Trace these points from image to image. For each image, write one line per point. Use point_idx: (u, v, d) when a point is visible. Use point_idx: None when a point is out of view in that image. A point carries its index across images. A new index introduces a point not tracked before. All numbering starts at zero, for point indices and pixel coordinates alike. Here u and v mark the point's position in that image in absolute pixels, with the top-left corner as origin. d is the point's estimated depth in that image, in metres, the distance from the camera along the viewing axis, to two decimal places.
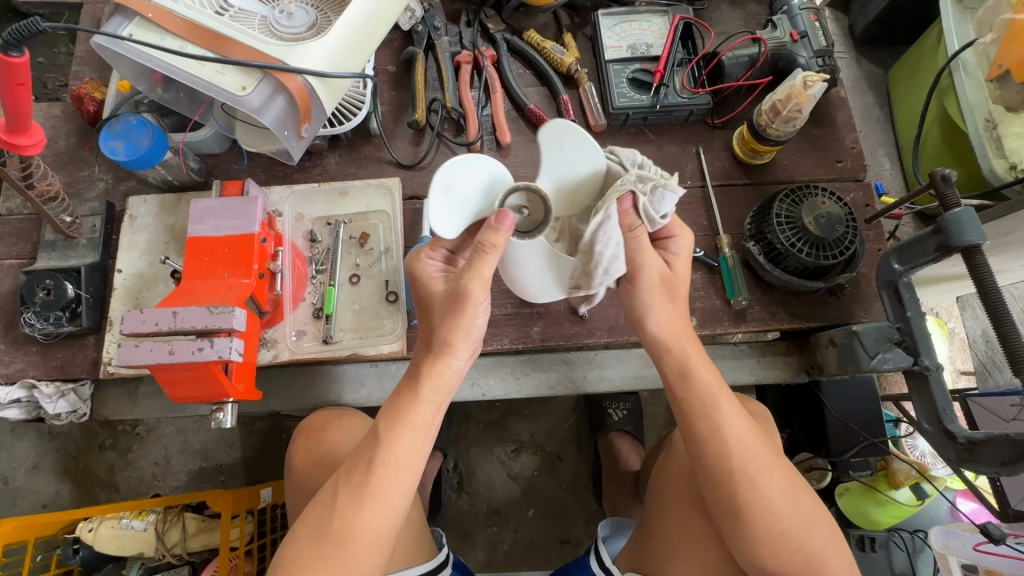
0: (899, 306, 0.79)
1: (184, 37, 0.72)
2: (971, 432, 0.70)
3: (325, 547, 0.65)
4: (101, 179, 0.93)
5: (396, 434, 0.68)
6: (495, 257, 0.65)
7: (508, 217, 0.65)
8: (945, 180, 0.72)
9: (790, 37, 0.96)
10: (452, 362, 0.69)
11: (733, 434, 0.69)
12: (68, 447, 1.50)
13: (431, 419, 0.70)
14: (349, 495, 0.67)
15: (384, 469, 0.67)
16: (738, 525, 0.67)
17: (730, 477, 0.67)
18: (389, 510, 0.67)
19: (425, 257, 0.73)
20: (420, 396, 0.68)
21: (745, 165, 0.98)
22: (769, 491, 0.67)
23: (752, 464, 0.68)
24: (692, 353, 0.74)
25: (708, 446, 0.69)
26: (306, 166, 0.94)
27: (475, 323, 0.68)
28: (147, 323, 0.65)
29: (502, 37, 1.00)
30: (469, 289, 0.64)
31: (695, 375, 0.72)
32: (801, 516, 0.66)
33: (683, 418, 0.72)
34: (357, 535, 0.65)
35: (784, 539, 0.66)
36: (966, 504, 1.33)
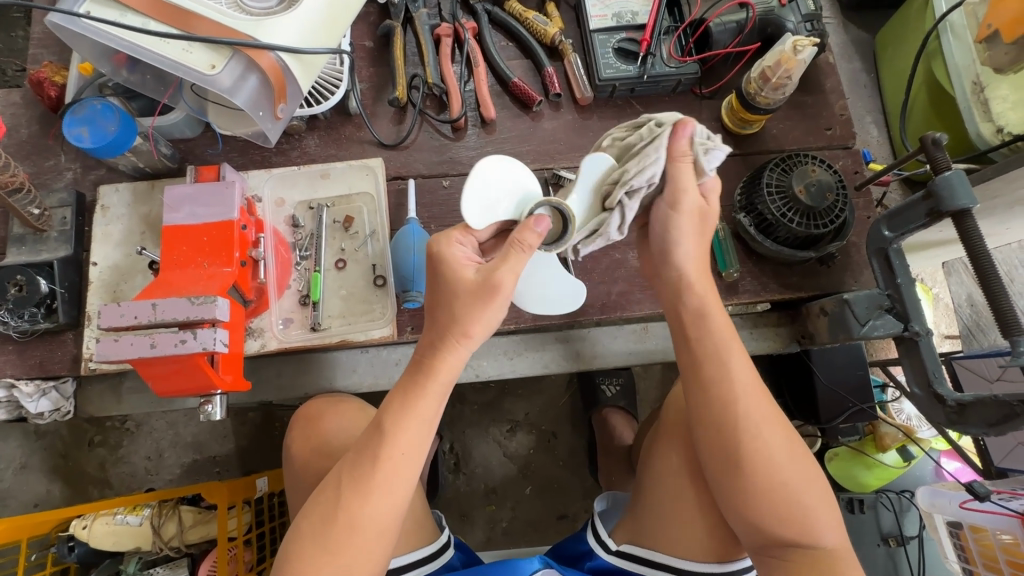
0: (889, 272, 0.79)
1: (148, 14, 0.69)
2: (960, 394, 0.71)
3: (332, 538, 0.64)
4: (68, 169, 0.89)
5: (408, 425, 0.67)
6: (528, 256, 0.67)
7: (547, 222, 0.67)
8: (936, 144, 0.71)
9: (778, 2, 0.94)
10: (461, 349, 0.69)
11: (750, 397, 0.70)
12: (57, 445, 1.48)
13: (437, 412, 0.70)
14: (354, 488, 0.66)
15: (388, 462, 0.66)
16: (740, 478, 0.67)
17: (735, 429, 0.68)
18: (392, 499, 0.67)
19: (455, 242, 0.71)
20: (428, 391, 0.68)
21: (734, 135, 0.97)
22: (772, 444, 0.68)
23: (757, 417, 0.69)
24: (684, 313, 0.75)
25: (716, 398, 0.70)
26: (285, 149, 0.91)
27: (495, 318, 0.69)
28: (126, 316, 0.63)
29: (482, 8, 0.96)
30: (502, 283, 0.66)
31: (710, 322, 0.73)
32: (802, 472, 0.67)
33: (693, 371, 0.73)
34: (364, 525, 0.65)
35: (784, 492, 0.66)
36: (950, 464, 1.36)
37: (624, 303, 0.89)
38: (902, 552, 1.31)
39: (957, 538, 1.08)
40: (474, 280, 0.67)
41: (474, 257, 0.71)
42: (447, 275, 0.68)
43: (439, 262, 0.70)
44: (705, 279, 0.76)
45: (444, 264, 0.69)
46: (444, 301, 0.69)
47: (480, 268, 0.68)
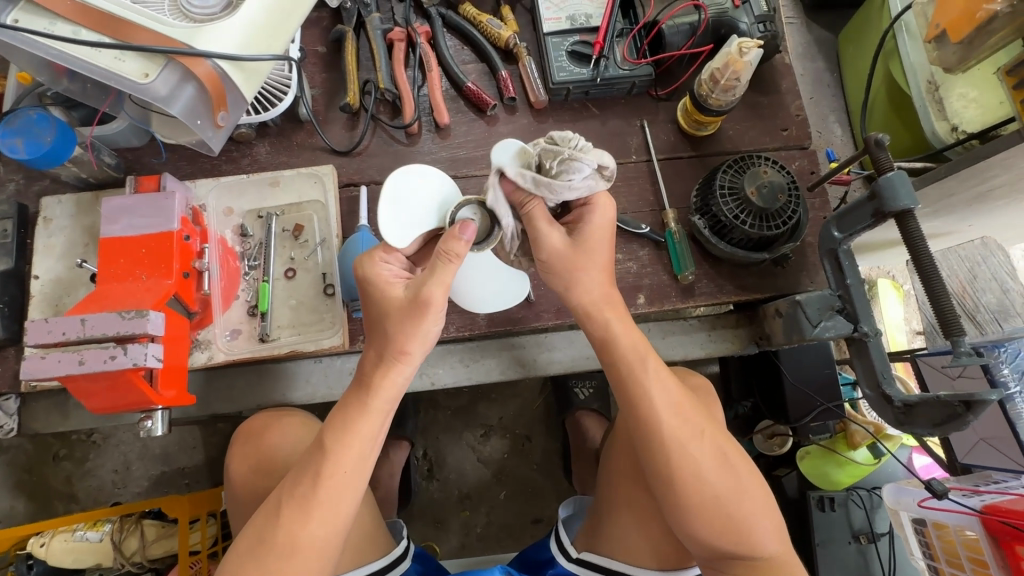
0: (840, 273, 0.79)
1: (78, 22, 0.67)
2: (906, 395, 0.71)
3: (272, 559, 0.63)
4: (10, 180, 0.87)
5: (348, 442, 0.66)
6: (458, 265, 0.66)
7: (472, 227, 0.65)
8: (879, 145, 0.70)
9: (731, 3, 0.94)
10: (404, 369, 0.68)
11: (665, 400, 0.69)
12: (20, 460, 1.45)
13: (379, 428, 0.69)
14: (294, 508, 0.64)
15: (329, 480, 0.65)
16: (673, 496, 0.67)
17: (660, 446, 0.67)
18: (334, 519, 0.65)
19: (379, 260, 0.71)
20: (368, 407, 0.67)
21: (690, 137, 0.97)
22: (699, 459, 0.67)
23: (680, 434, 0.68)
24: (614, 321, 0.73)
25: (639, 415, 0.69)
26: (234, 156, 0.89)
27: (432, 330, 0.68)
28: (53, 333, 0.61)
29: (436, 12, 0.95)
30: (431, 297, 0.65)
31: (618, 344, 0.72)
32: (732, 481, 0.67)
33: (618, 388, 0.72)
34: (307, 544, 0.64)
35: (716, 506, 0.66)
36: (920, 460, 1.36)
37: None
38: (873, 549, 1.31)
39: (922, 535, 1.08)
40: (404, 299, 0.67)
41: (401, 274, 0.71)
42: (376, 297, 0.69)
43: (365, 283, 0.70)
44: (610, 297, 0.74)
45: (372, 287, 0.69)
46: (378, 324, 0.69)
47: (409, 285, 0.68)
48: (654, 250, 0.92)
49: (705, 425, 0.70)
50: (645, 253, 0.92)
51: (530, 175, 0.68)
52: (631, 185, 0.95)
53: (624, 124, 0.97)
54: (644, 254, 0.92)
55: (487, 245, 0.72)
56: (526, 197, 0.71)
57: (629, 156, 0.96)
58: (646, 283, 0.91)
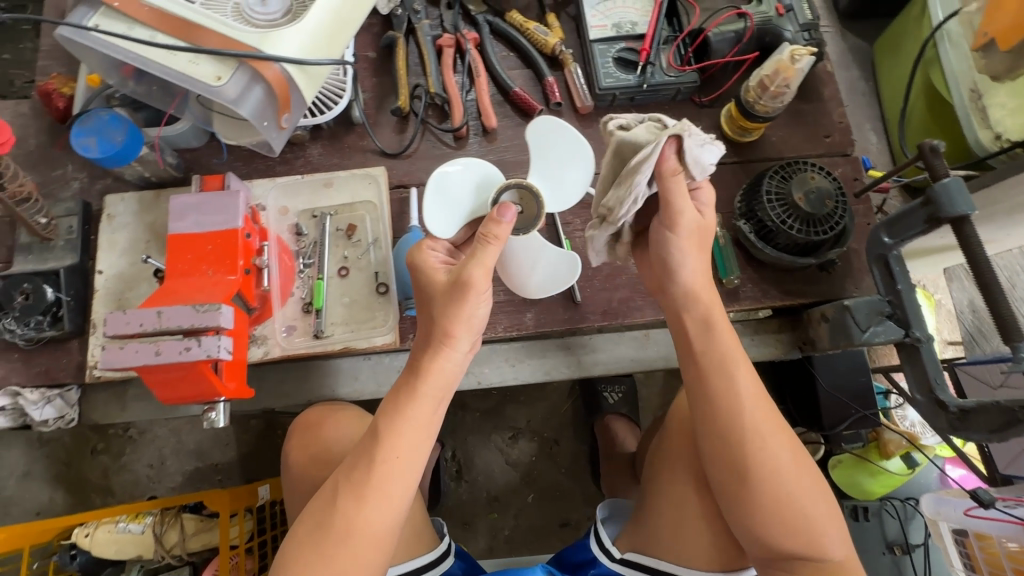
0: (890, 279, 0.80)
1: (155, 27, 0.70)
2: (961, 401, 0.71)
3: (328, 542, 0.64)
4: (75, 178, 0.90)
5: (399, 426, 0.67)
6: (499, 247, 0.67)
7: (511, 210, 0.67)
8: (934, 151, 0.71)
9: (776, 11, 0.95)
10: (452, 354, 0.68)
11: (749, 397, 0.70)
12: (59, 453, 1.48)
13: (433, 414, 0.69)
14: (349, 493, 0.65)
15: (383, 463, 0.66)
16: (745, 490, 0.68)
17: (741, 440, 0.68)
18: (389, 505, 0.66)
19: (427, 249, 0.74)
20: (418, 391, 0.68)
21: (733, 143, 0.98)
22: (779, 456, 0.68)
23: (762, 431, 0.69)
24: (709, 315, 0.74)
25: (720, 408, 0.70)
26: (289, 157, 0.92)
27: (477, 314, 0.68)
28: (132, 324, 0.64)
29: (484, 19, 0.97)
30: (471, 278, 0.66)
31: (714, 335, 0.73)
32: (807, 482, 0.68)
33: (698, 378, 0.73)
34: (363, 529, 0.64)
35: (790, 504, 0.67)
36: (955, 470, 1.34)
37: (624, 310, 0.90)
38: (908, 559, 1.30)
39: (963, 546, 1.07)
40: (445, 282, 0.69)
41: (446, 261, 0.74)
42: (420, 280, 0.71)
43: (412, 269, 0.73)
44: (707, 285, 0.76)
45: (419, 273, 0.72)
46: (427, 309, 0.70)
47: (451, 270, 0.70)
48: None
49: (783, 425, 0.71)
50: None
51: (697, 147, 0.70)
52: None
53: None
54: None
55: (533, 229, 0.76)
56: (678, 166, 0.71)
57: None
58: None
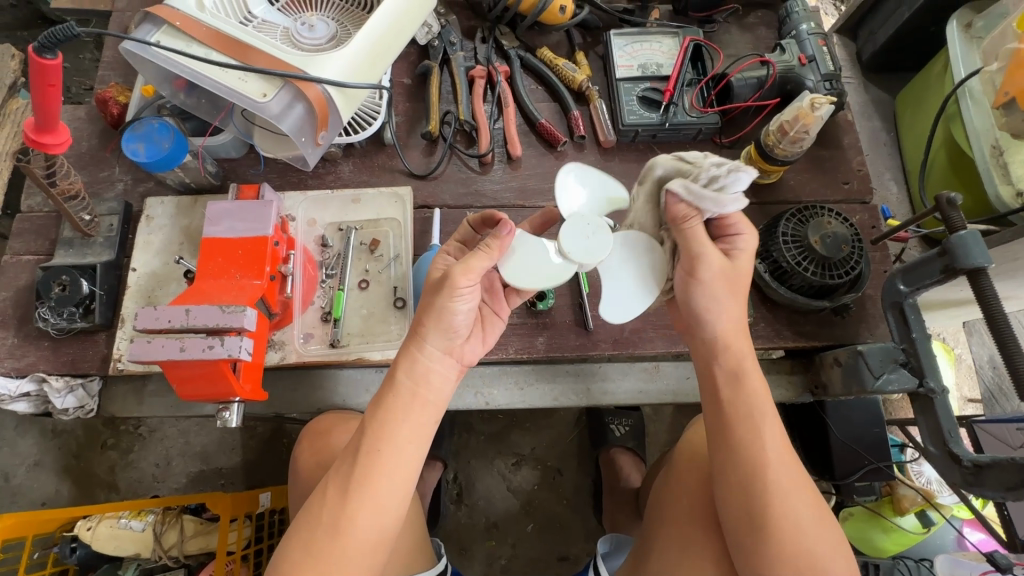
0: (904, 327, 0.79)
1: (210, 45, 0.75)
2: (976, 455, 0.69)
3: (318, 543, 0.62)
4: (120, 180, 0.95)
5: (385, 425, 0.64)
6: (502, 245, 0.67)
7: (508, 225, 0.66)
8: (951, 205, 0.72)
9: (798, 61, 0.98)
10: (425, 347, 0.67)
11: (774, 448, 0.67)
12: (70, 445, 1.51)
13: (427, 418, 0.67)
14: (343, 489, 0.64)
15: (371, 462, 0.64)
16: (763, 543, 0.65)
17: (762, 492, 0.66)
18: (383, 508, 0.64)
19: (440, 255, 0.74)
20: (400, 388, 0.65)
21: (752, 184, 1.00)
22: (799, 512, 0.65)
23: (785, 482, 0.66)
24: (748, 362, 0.71)
25: (744, 456, 0.67)
26: (321, 173, 0.96)
27: (453, 312, 0.65)
28: (161, 320, 0.66)
29: (516, 53, 1.02)
30: (455, 273, 0.64)
31: (744, 386, 0.70)
32: (826, 536, 0.65)
33: (723, 426, 0.70)
34: (355, 531, 0.63)
35: (810, 561, 0.64)
36: (973, 534, 1.29)
37: (636, 341, 0.91)
38: None
39: None
40: (437, 276, 0.68)
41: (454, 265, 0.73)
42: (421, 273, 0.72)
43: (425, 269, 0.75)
44: (742, 334, 0.72)
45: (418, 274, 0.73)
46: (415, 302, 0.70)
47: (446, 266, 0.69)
48: None
49: (805, 479, 0.68)
50: None
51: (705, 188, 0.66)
52: None
53: None
54: None
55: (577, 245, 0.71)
56: (689, 212, 0.69)
57: None
58: None
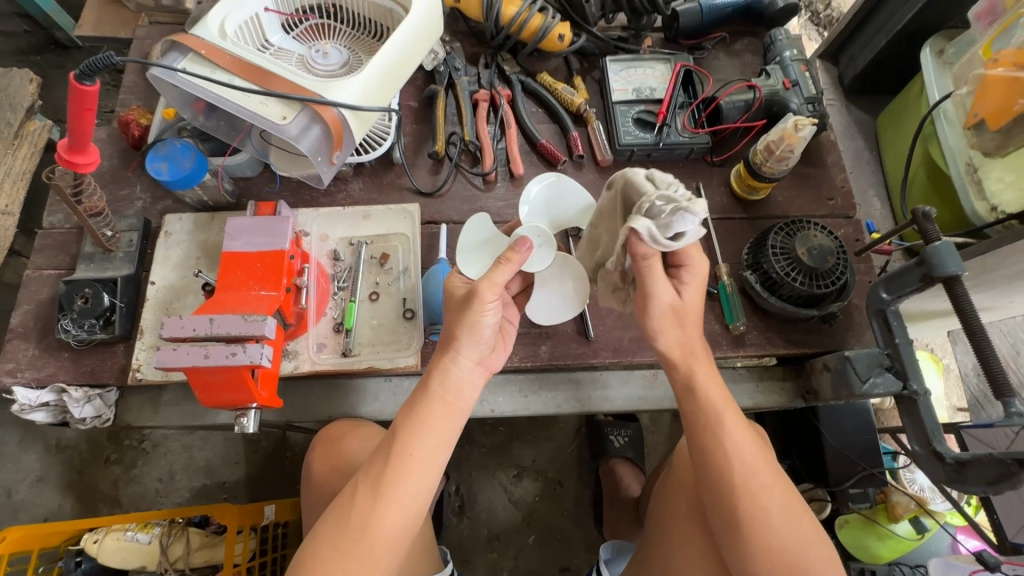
0: (888, 333, 0.84)
1: (233, 72, 0.80)
2: (958, 453, 0.73)
3: (344, 539, 0.65)
4: (140, 198, 0.99)
5: (415, 428, 0.68)
6: (511, 269, 0.72)
7: (527, 242, 0.73)
8: (926, 218, 0.77)
9: (782, 85, 1.05)
10: (456, 358, 0.71)
11: (742, 449, 0.71)
12: (74, 460, 1.51)
13: (449, 425, 0.70)
14: (367, 494, 0.66)
15: (400, 463, 0.67)
16: (739, 538, 0.68)
17: (731, 491, 0.70)
18: (407, 510, 0.67)
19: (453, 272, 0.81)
20: (431, 394, 0.69)
21: (742, 201, 1.05)
22: (770, 509, 0.68)
23: (752, 482, 0.69)
24: (701, 373, 0.76)
25: (714, 457, 0.72)
26: (332, 191, 1.01)
27: (481, 323, 0.71)
28: (186, 328, 0.70)
29: (517, 78, 1.08)
30: (480, 288, 0.70)
31: (699, 393, 0.75)
32: (798, 533, 0.68)
33: (694, 432, 0.75)
34: (381, 533, 0.65)
35: (781, 557, 0.67)
36: (968, 540, 1.31)
37: (635, 349, 0.95)
38: None
39: None
40: (462, 295, 0.73)
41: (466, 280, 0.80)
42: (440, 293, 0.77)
43: None
44: (700, 350, 0.78)
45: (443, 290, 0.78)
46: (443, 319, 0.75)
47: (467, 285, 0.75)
48: (706, 299, 0.98)
49: (776, 476, 0.71)
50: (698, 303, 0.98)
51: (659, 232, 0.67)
52: None
53: (681, 185, 1.06)
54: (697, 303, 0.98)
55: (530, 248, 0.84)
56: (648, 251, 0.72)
57: None
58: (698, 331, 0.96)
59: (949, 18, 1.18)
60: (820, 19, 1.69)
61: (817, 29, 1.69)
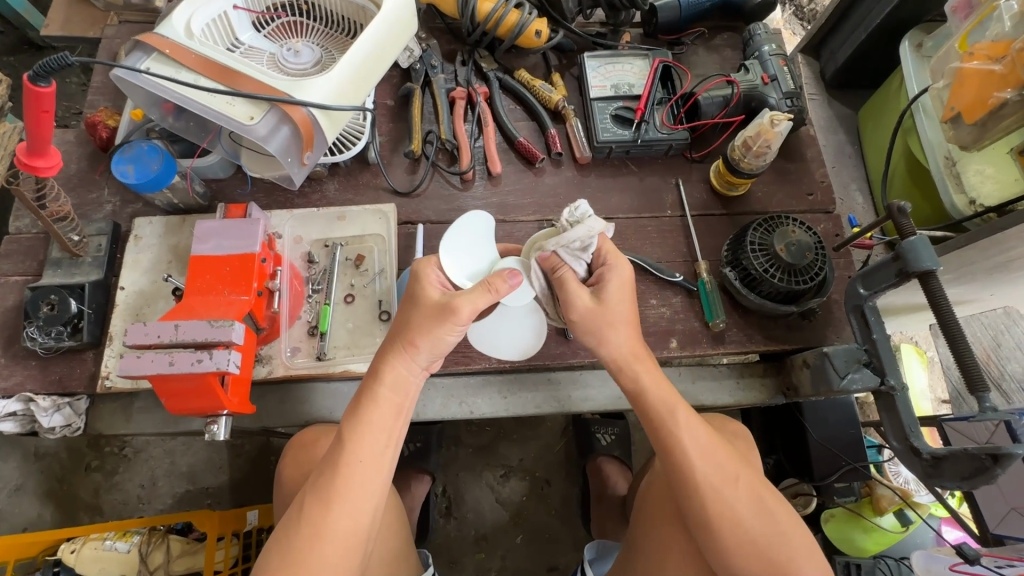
0: (866, 328, 0.83)
1: (199, 71, 0.78)
2: (934, 448, 0.73)
3: (293, 549, 0.64)
4: (108, 202, 0.97)
5: (363, 433, 0.68)
6: (492, 300, 0.70)
7: (519, 278, 0.71)
8: (901, 212, 0.76)
9: (761, 80, 1.04)
10: (411, 362, 0.71)
11: (694, 447, 0.72)
12: (54, 468, 1.49)
13: (394, 423, 0.71)
14: (315, 498, 0.66)
15: (349, 467, 0.67)
16: (712, 540, 0.69)
17: (697, 490, 0.70)
18: (358, 509, 0.67)
19: (434, 265, 0.75)
20: (378, 396, 0.69)
21: (722, 197, 1.05)
22: (735, 504, 0.69)
23: (712, 478, 0.70)
24: (644, 377, 0.77)
25: (674, 459, 0.72)
26: (307, 192, 0.99)
27: (447, 339, 0.71)
28: (151, 335, 0.69)
29: (494, 75, 1.07)
30: (459, 308, 0.68)
31: (648, 395, 0.76)
32: (769, 522, 0.68)
33: (654, 431, 0.75)
34: (332, 536, 0.65)
35: (756, 549, 0.67)
36: (950, 532, 1.34)
37: None
38: None
39: None
40: (438, 299, 0.70)
41: (446, 282, 0.75)
42: (416, 292, 0.72)
43: (411, 280, 0.74)
44: (638, 353, 0.78)
45: (415, 284, 0.73)
46: (405, 315, 0.73)
47: (445, 292, 0.72)
48: (686, 297, 0.97)
49: (739, 468, 0.71)
50: (678, 300, 0.97)
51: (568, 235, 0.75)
52: (665, 236, 1.02)
53: (660, 181, 1.05)
54: (677, 301, 0.97)
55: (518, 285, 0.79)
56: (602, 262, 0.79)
57: (664, 212, 1.03)
58: (678, 328, 0.96)
59: (927, 11, 1.18)
60: (803, 13, 1.69)
61: (800, 23, 1.69)
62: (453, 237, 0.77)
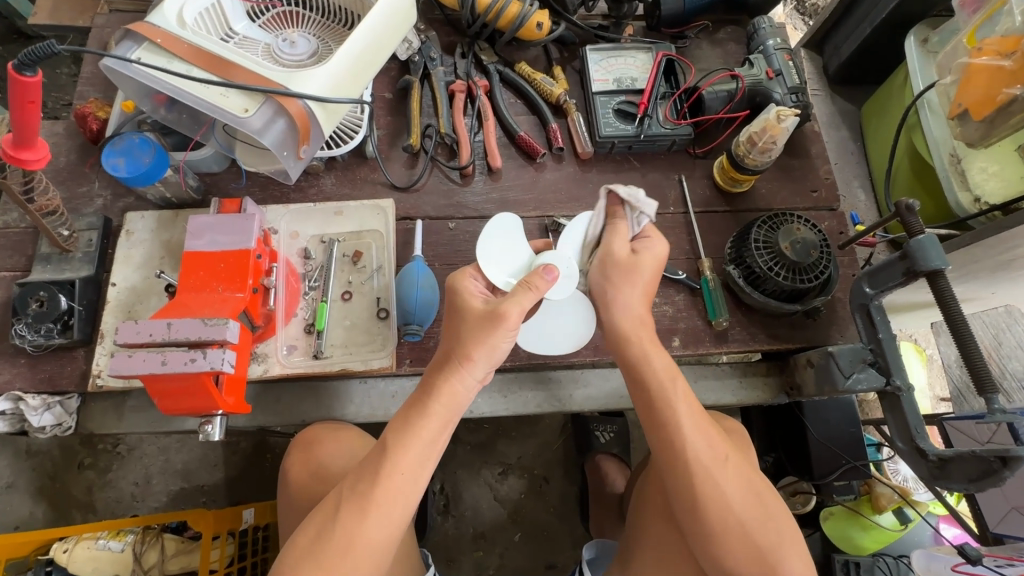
0: (871, 328, 0.82)
1: (192, 62, 0.76)
2: (941, 449, 0.72)
3: (324, 553, 0.63)
4: (99, 195, 0.95)
5: (409, 444, 0.66)
6: (534, 297, 0.70)
7: (554, 271, 0.72)
8: (909, 210, 0.75)
9: (766, 75, 1.02)
10: (466, 375, 0.68)
11: (689, 426, 0.70)
12: (46, 466, 1.47)
13: (439, 434, 0.68)
14: (351, 505, 0.64)
15: (389, 479, 0.65)
16: (700, 525, 0.67)
17: (688, 471, 0.68)
18: (391, 517, 0.65)
19: (469, 276, 0.76)
20: (429, 409, 0.67)
21: (725, 193, 1.03)
22: (725, 488, 0.68)
23: (705, 460, 0.69)
24: (650, 349, 0.75)
25: (669, 439, 0.70)
26: (303, 186, 0.97)
27: (500, 347, 0.69)
28: (142, 333, 0.67)
29: (494, 68, 1.05)
30: (507, 314, 0.67)
31: (651, 365, 0.74)
32: (755, 510, 0.67)
33: (650, 410, 0.73)
34: (365, 544, 0.63)
35: (744, 535, 0.66)
36: (949, 529, 1.33)
37: None
38: None
39: None
40: (482, 306, 0.70)
41: (483, 291, 0.75)
42: (459, 302, 0.72)
43: (453, 294, 0.74)
44: (648, 328, 0.78)
45: (455, 296, 0.73)
46: (453, 327, 0.71)
47: (487, 300, 0.71)
48: (689, 295, 0.96)
49: (732, 454, 0.70)
50: (680, 298, 0.96)
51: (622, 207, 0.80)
52: (668, 233, 1.00)
53: (662, 177, 1.04)
54: (680, 299, 0.96)
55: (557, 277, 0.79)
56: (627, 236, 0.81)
57: (667, 208, 1.02)
58: (680, 327, 0.94)
59: (933, 6, 1.16)
60: (806, 8, 1.67)
61: (803, 18, 1.67)
62: (488, 243, 0.79)
